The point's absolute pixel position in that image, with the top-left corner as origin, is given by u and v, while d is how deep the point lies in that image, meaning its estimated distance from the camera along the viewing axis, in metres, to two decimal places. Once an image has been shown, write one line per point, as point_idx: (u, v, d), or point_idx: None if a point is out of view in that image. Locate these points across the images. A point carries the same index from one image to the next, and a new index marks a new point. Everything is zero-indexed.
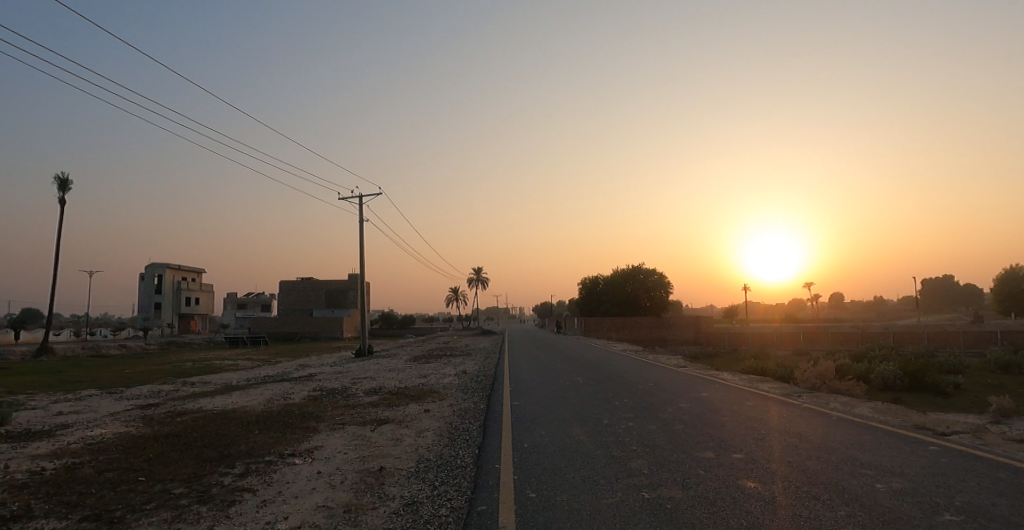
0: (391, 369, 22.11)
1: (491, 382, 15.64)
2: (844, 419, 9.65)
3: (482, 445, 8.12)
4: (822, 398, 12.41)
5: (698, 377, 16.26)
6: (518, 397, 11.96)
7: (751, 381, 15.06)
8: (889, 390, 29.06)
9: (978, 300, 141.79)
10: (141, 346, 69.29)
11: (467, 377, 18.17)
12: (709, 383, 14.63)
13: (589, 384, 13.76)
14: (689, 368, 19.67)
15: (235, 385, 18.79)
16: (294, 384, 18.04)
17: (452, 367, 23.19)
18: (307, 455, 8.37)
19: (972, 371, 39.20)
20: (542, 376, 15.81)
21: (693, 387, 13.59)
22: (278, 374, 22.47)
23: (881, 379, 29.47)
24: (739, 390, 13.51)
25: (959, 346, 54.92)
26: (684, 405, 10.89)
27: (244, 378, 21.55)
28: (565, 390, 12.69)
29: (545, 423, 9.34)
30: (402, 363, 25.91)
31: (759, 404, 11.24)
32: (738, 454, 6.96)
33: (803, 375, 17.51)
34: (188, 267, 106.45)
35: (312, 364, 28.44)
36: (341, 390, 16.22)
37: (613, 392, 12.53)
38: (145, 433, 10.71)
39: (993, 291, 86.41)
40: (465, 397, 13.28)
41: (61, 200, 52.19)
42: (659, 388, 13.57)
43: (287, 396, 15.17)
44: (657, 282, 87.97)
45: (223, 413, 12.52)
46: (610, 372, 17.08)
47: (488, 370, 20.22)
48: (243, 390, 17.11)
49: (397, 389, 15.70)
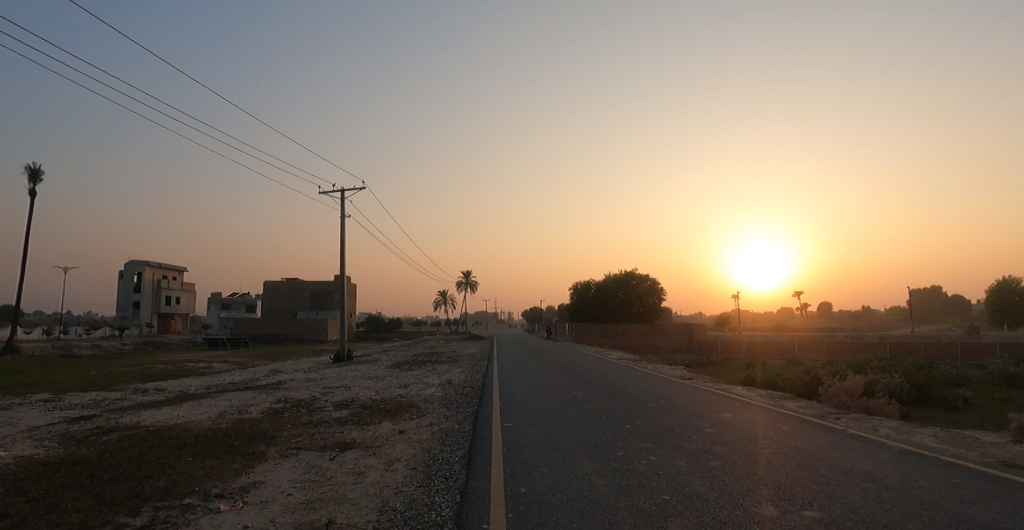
0: (368, 378, 20.07)
1: (478, 395, 13.77)
2: (911, 453, 7.94)
3: (465, 491, 6.18)
4: (864, 421, 10.71)
5: (712, 393, 14.48)
6: (510, 418, 10.07)
7: (774, 398, 13.34)
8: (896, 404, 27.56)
9: (966, 311, 141.97)
10: (116, 346, 66.40)
11: (451, 388, 16.21)
12: (728, 401, 12.87)
13: (592, 401, 11.90)
14: (698, 381, 17.87)
15: (190, 394, 16.64)
16: (255, 395, 15.86)
17: (436, 375, 21.33)
18: (238, 498, 6.40)
19: (977, 385, 38.04)
20: (535, 390, 13.89)
21: (713, 406, 11.79)
22: (242, 381, 20.23)
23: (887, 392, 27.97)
24: (764, 409, 11.77)
25: (957, 358, 53.82)
26: (709, 429, 9.16)
27: (204, 386, 19.36)
28: (565, 408, 10.84)
29: (546, 455, 7.49)
30: (383, 370, 23.90)
31: (796, 427, 9.56)
32: (806, 510, 5.24)
33: (825, 389, 15.71)
34: (169, 266, 103.24)
35: (285, 369, 26.18)
36: (308, 403, 14.25)
37: (622, 410, 10.75)
38: (50, 456, 8.65)
39: (985, 303, 85.82)
40: (448, 414, 11.41)
41: (30, 190, 49.64)
42: (672, 406, 11.82)
43: (244, 409, 13.15)
44: (651, 288, 86.69)
45: (157, 432, 10.42)
46: (612, 385, 15.25)
47: (475, 380, 18.32)
48: (198, 400, 14.99)
49: (371, 402, 13.74)
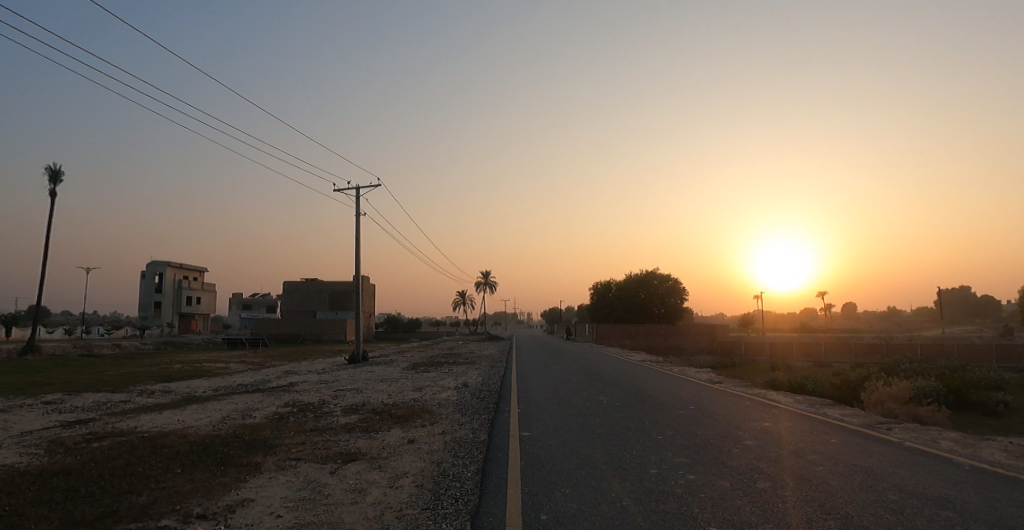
0: (382, 380, 19.35)
1: (495, 400, 12.94)
2: (990, 472, 6.87)
3: (476, 516, 5.36)
4: (921, 431, 9.61)
5: (745, 399, 13.45)
6: (529, 427, 9.22)
7: (814, 405, 12.26)
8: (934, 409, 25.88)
9: (999, 311, 136.91)
10: (137, 346, 67.20)
11: (467, 392, 15.42)
12: (764, 408, 11.84)
13: (617, 408, 11.02)
14: (727, 385, 16.81)
15: (197, 396, 16.13)
16: (263, 398, 15.26)
17: (452, 377, 20.55)
18: (220, 520, 5.66)
19: (1020, 388, 36.04)
20: (555, 395, 13.00)
21: (749, 415, 10.78)
22: (253, 383, 19.72)
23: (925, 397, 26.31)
24: (806, 417, 10.74)
25: (993, 360, 51.42)
26: (750, 442, 8.23)
27: (213, 387, 18.86)
28: (588, 417, 9.97)
29: (570, 474, 6.64)
30: (398, 372, 23.24)
31: (847, 439, 8.53)
32: None
33: (868, 394, 14.46)
34: (190, 266, 104.64)
35: (297, 370, 25.69)
36: (316, 407, 13.60)
37: (651, 419, 9.82)
38: (33, 466, 8.07)
39: (1021, 302, 82.32)
40: (463, 421, 10.63)
41: (52, 192, 50.43)
42: (705, 414, 10.85)
43: (248, 414, 12.55)
44: (671, 288, 85.12)
45: (152, 440, 9.82)
46: (637, 391, 14.28)
47: (492, 383, 17.51)
48: (203, 403, 14.46)
49: (382, 407, 13.03)
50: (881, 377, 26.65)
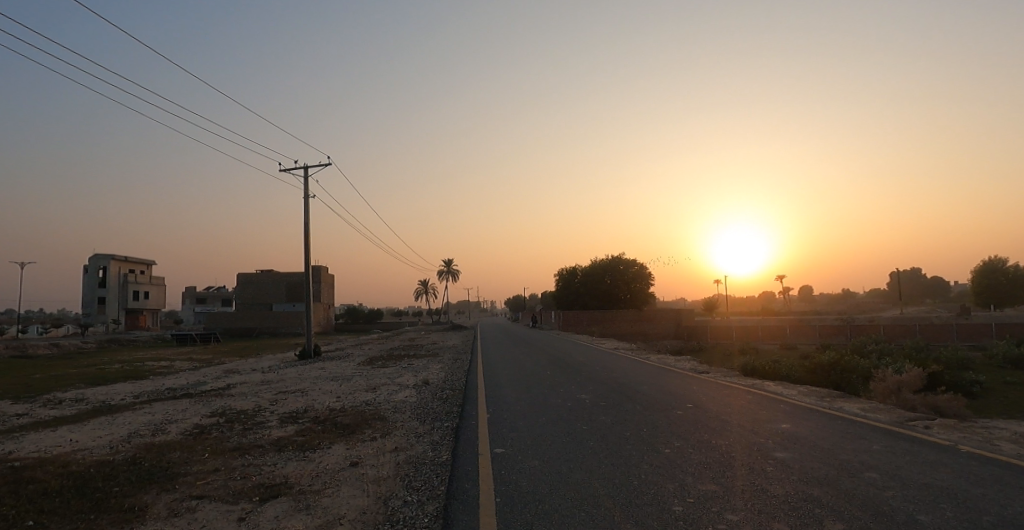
0: (333, 379, 17.23)
1: (460, 403, 11.11)
2: None
3: None
4: (963, 429, 8.22)
5: (745, 392, 11.98)
6: (504, 441, 7.38)
7: (826, 399, 10.88)
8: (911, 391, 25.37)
9: (944, 292, 143.12)
10: (77, 344, 62.25)
11: (428, 392, 13.53)
12: (771, 403, 10.38)
13: (605, 410, 9.31)
14: (716, 375, 15.40)
15: (109, 405, 13.59)
16: (187, 405, 12.95)
17: (412, 373, 18.56)
18: None
19: (982, 367, 36.53)
20: (530, 395, 11.21)
21: (761, 414, 9.21)
22: (182, 387, 17.12)
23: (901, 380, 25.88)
24: (823, 415, 9.28)
25: (951, 339, 52.80)
26: (780, 454, 6.65)
27: (134, 392, 16.23)
28: (574, 424, 8.20)
29: (564, 517, 4.82)
30: (352, 368, 21.08)
31: (890, 445, 7.07)
32: None
33: (873, 383, 13.15)
34: (135, 259, 98.30)
35: (240, 369, 23.10)
36: (249, 416, 11.42)
37: (649, 426, 8.12)
38: None
39: (971, 283, 85.48)
40: (423, 432, 8.74)
41: None
42: (709, 414, 9.30)
43: (161, 428, 10.27)
44: (638, 274, 84.99)
45: (17, 472, 7.52)
46: (621, 386, 12.66)
47: (458, 380, 15.61)
48: (111, 414, 12.01)
49: (328, 414, 11.03)
50: (856, 363, 26.16)
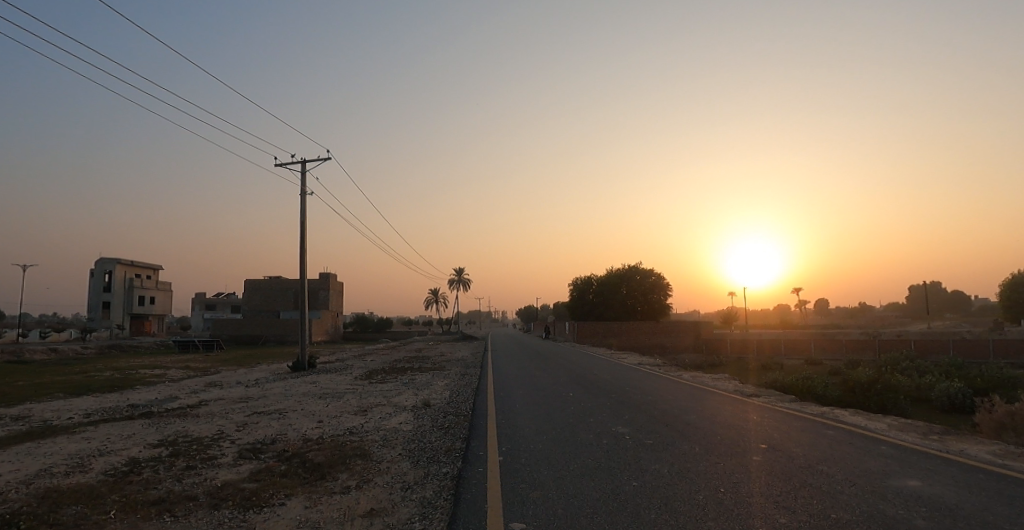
0: (321, 397, 15.03)
1: (465, 436, 8.83)
2: None
3: None
4: None
5: (820, 425, 9.62)
6: (524, 510, 5.08)
7: (930, 437, 8.55)
8: (959, 414, 22.93)
9: (968, 307, 138.71)
10: (75, 349, 60.67)
11: (426, 417, 11.27)
12: (863, 442, 8.12)
13: (654, 455, 6.99)
14: (770, 400, 12.96)
15: (46, 427, 11.29)
16: (137, 430, 10.68)
17: (410, 391, 16.24)
18: None
19: None
20: (551, 429, 8.86)
21: (865, 460, 6.94)
22: (147, 403, 14.84)
23: (946, 400, 23.47)
24: (948, 461, 6.98)
25: (987, 355, 49.51)
26: None
27: (86, 410, 13.90)
28: (620, 481, 5.85)
29: None
30: (346, 383, 18.86)
31: None
32: None
33: (978, 415, 10.61)
34: (142, 264, 97.39)
35: (224, 382, 20.85)
36: (201, 447, 9.15)
37: (724, 483, 5.80)
38: None
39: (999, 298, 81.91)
40: (415, 482, 6.43)
41: None
42: (793, 460, 7.00)
43: (80, 466, 7.97)
44: (655, 284, 82.39)
45: None
46: (662, 414, 10.38)
47: (463, 403, 13.28)
48: (37, 441, 9.77)
49: (300, 448, 8.81)
50: (887, 390, 23.94)
